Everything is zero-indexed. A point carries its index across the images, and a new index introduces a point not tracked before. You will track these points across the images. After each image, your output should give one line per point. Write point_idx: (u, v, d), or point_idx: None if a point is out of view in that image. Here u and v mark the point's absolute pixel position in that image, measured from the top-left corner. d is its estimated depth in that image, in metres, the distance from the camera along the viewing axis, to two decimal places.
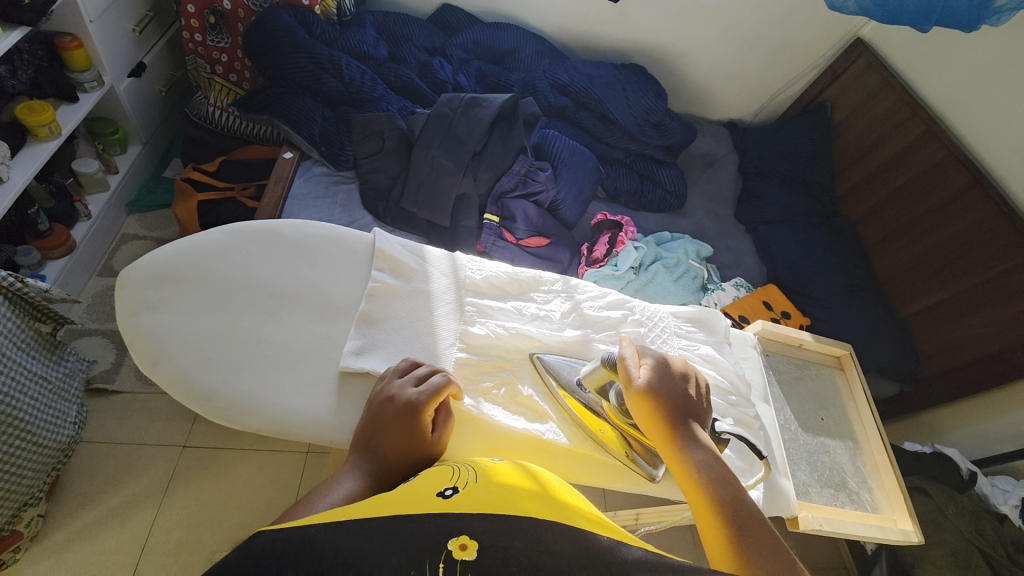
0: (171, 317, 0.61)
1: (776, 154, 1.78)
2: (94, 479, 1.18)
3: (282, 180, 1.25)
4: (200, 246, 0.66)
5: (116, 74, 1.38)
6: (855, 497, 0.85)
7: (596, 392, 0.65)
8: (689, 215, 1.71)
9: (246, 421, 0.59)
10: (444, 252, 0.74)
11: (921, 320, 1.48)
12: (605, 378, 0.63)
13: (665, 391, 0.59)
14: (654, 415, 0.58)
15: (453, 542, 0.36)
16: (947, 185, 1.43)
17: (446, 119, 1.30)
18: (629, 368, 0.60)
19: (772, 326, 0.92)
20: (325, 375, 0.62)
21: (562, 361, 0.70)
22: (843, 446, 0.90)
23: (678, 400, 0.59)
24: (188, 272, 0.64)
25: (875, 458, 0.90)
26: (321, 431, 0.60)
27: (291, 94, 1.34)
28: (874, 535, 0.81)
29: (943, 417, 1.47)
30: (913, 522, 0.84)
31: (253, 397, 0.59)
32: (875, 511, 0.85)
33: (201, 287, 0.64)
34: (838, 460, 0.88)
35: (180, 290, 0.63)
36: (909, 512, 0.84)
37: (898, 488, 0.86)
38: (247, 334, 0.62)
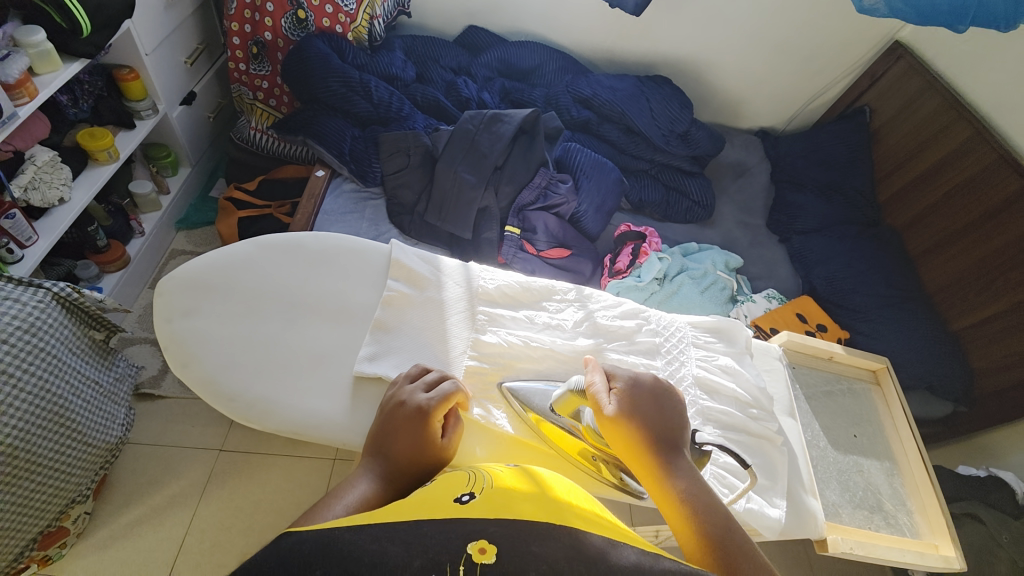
0: (202, 323, 0.66)
1: (810, 161, 1.72)
2: (137, 479, 1.25)
3: (314, 197, 1.32)
4: (231, 257, 0.70)
5: (170, 102, 1.51)
6: (891, 520, 0.80)
7: (569, 417, 0.62)
8: (718, 225, 1.68)
9: (264, 422, 0.62)
10: (459, 262, 0.76)
11: (974, 334, 1.38)
12: (573, 402, 0.61)
13: (640, 411, 0.56)
14: (630, 438, 0.56)
15: (472, 546, 0.35)
16: (999, 190, 1.34)
17: (469, 134, 1.33)
18: (599, 395, 0.58)
19: (799, 337, 0.88)
20: (341, 379, 0.64)
21: (535, 386, 0.66)
22: (879, 466, 0.84)
23: (655, 419, 0.56)
24: (219, 281, 0.68)
25: (915, 479, 0.84)
26: (334, 433, 0.62)
27: (324, 116, 1.41)
28: (911, 561, 0.76)
29: (1002, 439, 1.36)
30: (956, 548, 0.77)
31: (272, 399, 0.62)
32: (914, 536, 0.79)
33: (228, 296, 0.68)
34: (874, 481, 0.83)
35: (211, 298, 0.67)
36: (952, 538, 0.78)
37: (940, 512, 0.80)
38: (269, 340, 0.65)
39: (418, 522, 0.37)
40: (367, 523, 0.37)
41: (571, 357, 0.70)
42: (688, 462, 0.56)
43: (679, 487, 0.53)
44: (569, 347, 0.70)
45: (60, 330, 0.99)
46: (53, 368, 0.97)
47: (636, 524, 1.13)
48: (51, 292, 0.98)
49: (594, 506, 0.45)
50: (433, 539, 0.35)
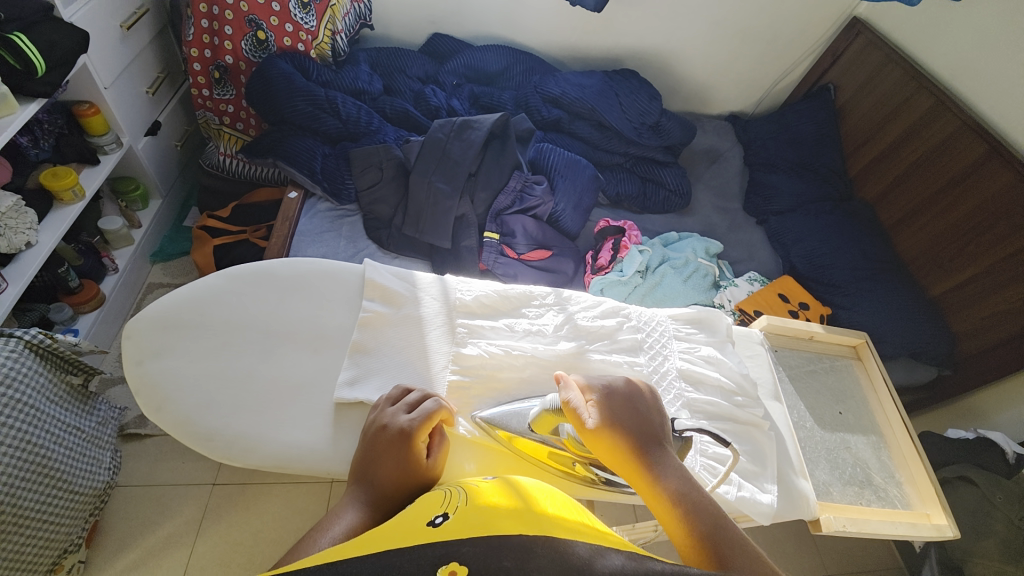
0: (175, 362, 0.64)
1: (780, 142, 1.75)
2: (131, 521, 1.22)
3: (288, 219, 1.30)
4: (200, 292, 0.69)
5: (133, 134, 1.48)
6: (882, 493, 0.81)
7: (550, 433, 0.62)
8: (696, 213, 1.70)
9: (247, 458, 0.61)
10: (434, 275, 0.75)
11: (951, 299, 1.41)
12: (553, 419, 0.61)
13: (620, 417, 0.57)
14: (613, 444, 0.56)
15: (441, 570, 0.35)
16: (964, 156, 1.37)
17: (440, 143, 1.32)
18: (577, 409, 0.58)
19: (778, 320, 0.89)
20: (322, 406, 0.64)
21: (507, 411, 0.65)
22: (866, 441, 0.86)
23: (635, 424, 0.57)
24: (189, 318, 0.67)
25: (902, 450, 0.85)
26: (319, 462, 0.61)
27: (292, 135, 1.39)
28: (905, 533, 0.77)
29: (986, 399, 1.39)
30: (948, 516, 0.79)
31: (252, 434, 0.61)
32: (905, 507, 0.81)
33: (200, 332, 0.66)
34: (862, 456, 0.84)
35: (183, 336, 0.66)
36: (943, 506, 0.79)
37: (929, 481, 0.81)
38: (246, 374, 0.64)
39: (392, 550, 0.37)
40: (341, 560, 0.37)
41: (553, 361, 0.69)
42: (672, 462, 0.56)
43: (669, 488, 0.54)
44: (552, 352, 0.70)
45: (34, 379, 0.96)
46: (31, 418, 0.94)
47: (639, 519, 1.14)
48: (23, 340, 0.96)
49: (577, 512, 0.45)
50: (405, 566, 0.35)
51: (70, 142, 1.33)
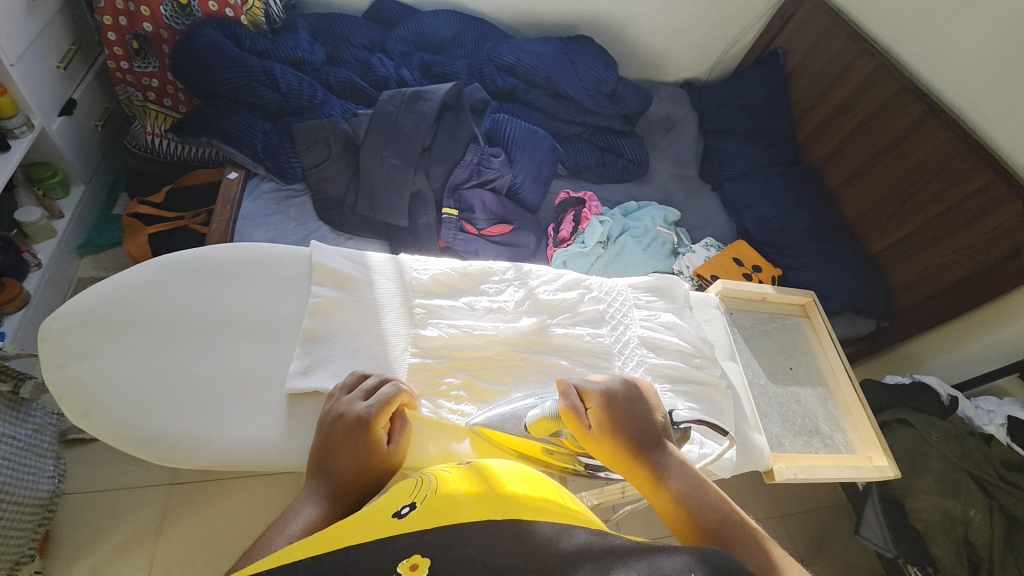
0: (102, 364, 0.59)
1: (734, 108, 1.78)
2: (81, 531, 1.16)
3: (229, 201, 1.21)
4: (126, 285, 0.63)
5: (46, 114, 1.34)
6: (828, 441, 0.87)
7: (548, 434, 0.62)
8: (654, 181, 1.72)
9: (193, 458, 0.57)
10: (387, 255, 0.72)
11: (890, 255, 1.50)
12: (548, 423, 0.60)
13: (620, 421, 0.57)
14: (614, 444, 0.57)
15: (402, 564, 0.34)
16: (903, 118, 1.43)
17: (390, 116, 1.25)
18: (577, 414, 0.58)
19: (733, 283, 0.92)
20: (272, 399, 0.60)
21: (504, 411, 0.63)
22: (814, 393, 0.91)
23: (635, 426, 0.58)
24: (116, 315, 0.61)
25: (846, 399, 0.91)
26: (273, 457, 0.58)
27: (227, 111, 1.28)
28: (849, 475, 0.82)
29: (919, 346, 1.50)
30: (888, 458, 0.84)
31: (197, 433, 0.58)
32: (850, 452, 0.87)
33: (130, 329, 0.61)
34: (811, 408, 0.89)
35: (111, 335, 0.61)
36: (883, 449, 0.85)
37: (870, 427, 0.87)
38: (184, 371, 0.60)
39: (357, 545, 0.36)
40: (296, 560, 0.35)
41: (516, 339, 0.68)
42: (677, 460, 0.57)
43: (673, 486, 0.55)
44: (513, 329, 0.68)
45: None
46: None
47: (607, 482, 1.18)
48: None
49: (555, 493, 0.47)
50: (367, 562, 0.34)
51: None
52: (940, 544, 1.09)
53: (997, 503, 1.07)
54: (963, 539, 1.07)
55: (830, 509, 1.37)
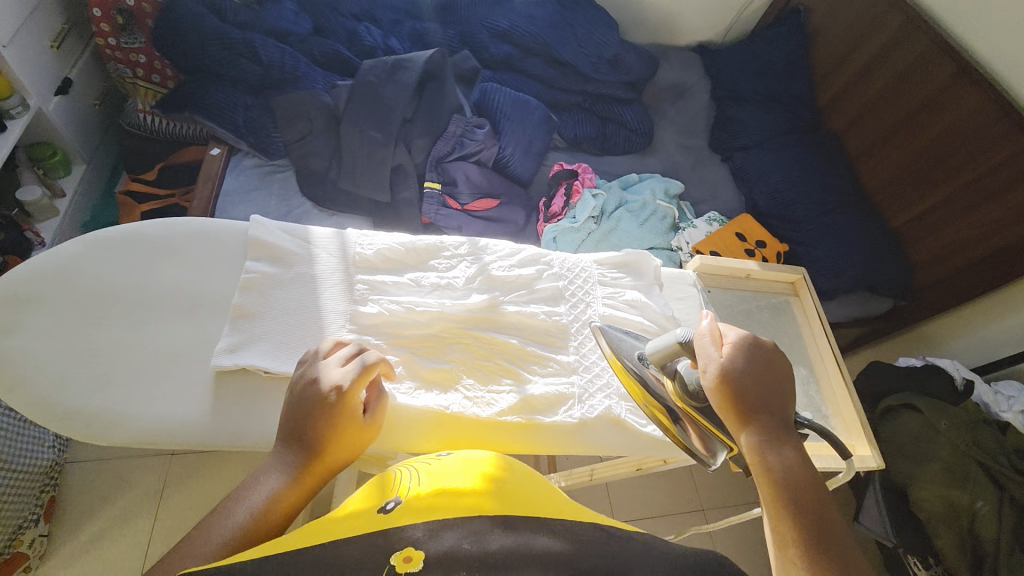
0: (27, 340, 0.58)
1: (748, 73, 1.66)
2: (87, 497, 1.21)
3: (211, 178, 1.20)
4: (54, 261, 0.62)
5: (41, 94, 1.35)
6: (807, 428, 0.80)
7: (658, 368, 0.59)
8: (659, 152, 1.62)
9: (113, 435, 0.57)
10: (332, 230, 0.69)
11: (913, 229, 1.38)
12: (673, 354, 0.58)
13: (751, 376, 0.52)
14: (734, 398, 0.51)
15: (397, 556, 0.38)
16: (931, 78, 1.30)
17: (372, 87, 1.21)
18: (710, 348, 0.54)
19: (712, 259, 0.86)
20: (199, 378, 0.59)
21: (620, 334, 0.66)
22: (795, 375, 0.84)
23: (766, 390, 0.52)
24: (41, 291, 0.60)
25: (830, 382, 0.85)
26: (193, 436, 0.58)
27: (209, 85, 1.27)
28: (826, 467, 0.75)
29: (940, 327, 1.39)
30: (873, 449, 0.79)
31: (120, 410, 0.57)
32: (832, 440, 0.81)
33: (57, 306, 0.60)
34: (790, 391, 0.83)
35: (36, 311, 0.60)
36: (867, 438, 0.80)
37: (855, 414, 0.81)
38: (110, 348, 0.59)
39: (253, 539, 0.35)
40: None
41: (463, 316, 0.65)
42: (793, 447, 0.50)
43: (777, 468, 0.49)
44: (459, 306, 0.65)
45: None
46: None
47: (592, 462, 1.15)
48: None
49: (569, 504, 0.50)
50: None
51: None
52: (944, 535, 1.04)
53: (1008, 496, 1.00)
54: (968, 531, 1.01)
55: None
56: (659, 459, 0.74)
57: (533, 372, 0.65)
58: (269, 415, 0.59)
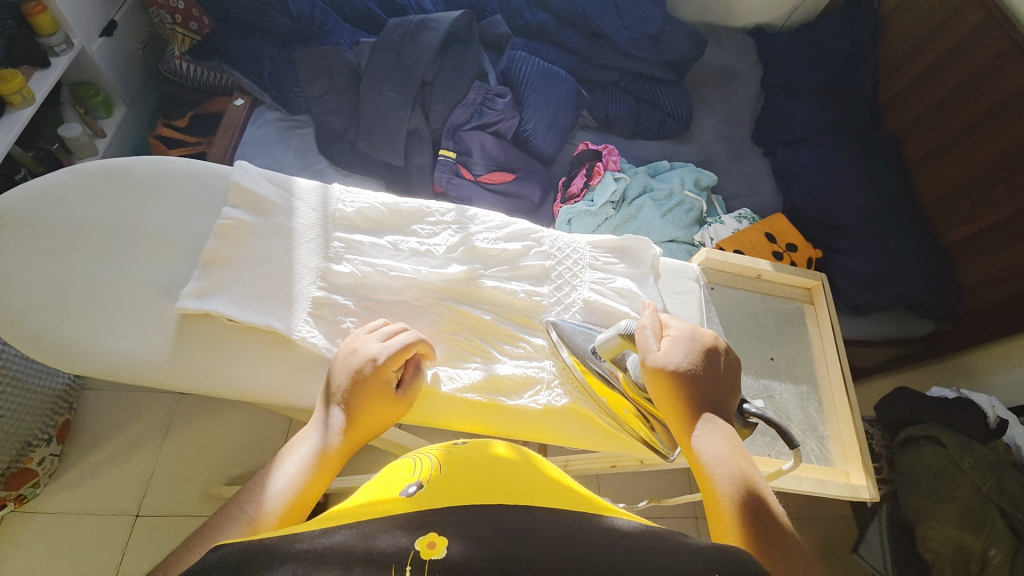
0: (6, 260, 0.60)
1: (805, 61, 1.52)
2: (102, 423, 1.28)
3: (232, 127, 1.22)
4: (42, 189, 0.63)
5: (86, 34, 1.36)
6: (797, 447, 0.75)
7: (611, 362, 0.59)
8: (696, 140, 1.52)
9: (75, 364, 0.58)
10: (316, 184, 0.68)
11: (968, 247, 1.25)
12: (620, 347, 0.58)
13: (689, 367, 0.52)
14: (674, 390, 0.52)
15: (420, 542, 0.34)
16: (1013, 80, 1.15)
17: (394, 46, 1.19)
18: (649, 339, 0.54)
19: (719, 254, 0.80)
20: (163, 317, 0.60)
21: (578, 327, 0.64)
22: (793, 390, 0.78)
23: (704, 381, 0.51)
24: (26, 215, 0.62)
25: (834, 402, 0.78)
26: (152, 374, 0.59)
27: (238, 35, 1.27)
28: (809, 489, 0.70)
29: (985, 358, 1.26)
30: (869, 478, 0.73)
31: (85, 339, 0.58)
32: (824, 464, 0.75)
33: (38, 231, 0.62)
34: (784, 405, 0.77)
35: (18, 235, 0.61)
36: (865, 466, 0.73)
37: (855, 439, 0.75)
38: (83, 277, 0.60)
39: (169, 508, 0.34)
40: None
41: (438, 286, 0.64)
42: (728, 429, 0.50)
43: (710, 453, 0.48)
44: (435, 275, 0.64)
45: None
46: None
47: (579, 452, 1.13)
48: None
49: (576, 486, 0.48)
50: None
51: (23, 44, 1.21)
52: None
53: None
54: None
55: (833, 518, 1.25)
56: (636, 459, 0.74)
57: (503, 351, 0.64)
58: (230, 363, 0.60)
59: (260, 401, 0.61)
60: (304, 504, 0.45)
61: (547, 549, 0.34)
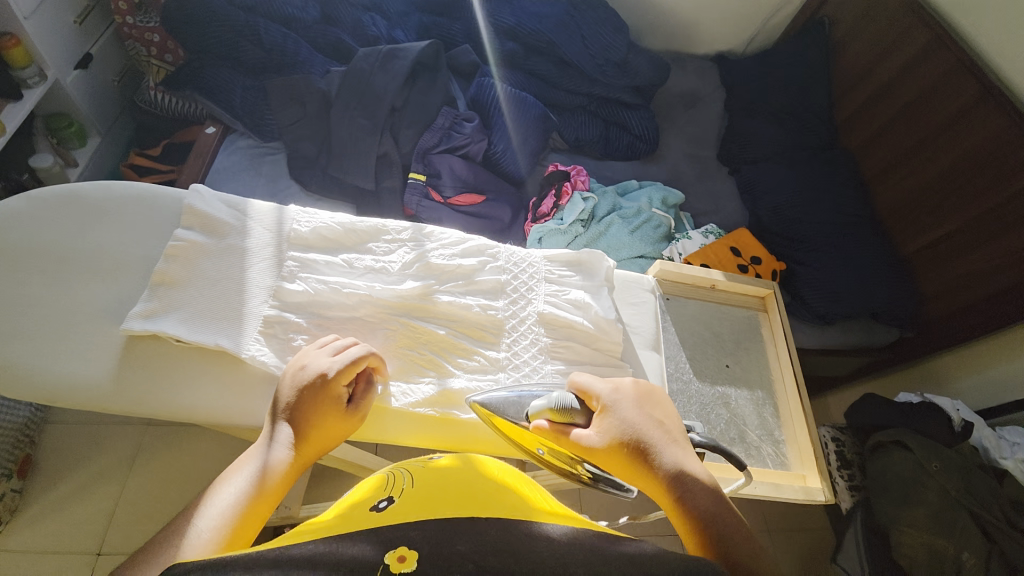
0: None
1: (764, 84, 1.59)
2: (65, 457, 1.24)
3: (202, 154, 1.23)
4: None
5: (60, 67, 1.38)
6: (754, 452, 0.76)
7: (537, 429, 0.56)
8: (663, 160, 1.57)
9: (17, 387, 0.57)
10: (272, 205, 0.70)
11: (924, 257, 1.30)
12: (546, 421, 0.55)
13: (632, 433, 0.50)
14: (628, 462, 0.50)
15: (391, 555, 0.33)
16: (955, 97, 1.21)
17: (363, 74, 1.23)
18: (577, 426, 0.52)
19: (673, 266, 0.83)
20: (110, 338, 0.60)
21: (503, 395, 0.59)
22: (749, 397, 0.79)
23: (651, 436, 0.51)
24: None
25: (789, 407, 0.79)
26: (96, 397, 0.58)
27: (211, 66, 1.30)
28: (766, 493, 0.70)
29: (948, 364, 1.29)
30: (824, 480, 0.73)
31: (26, 362, 0.57)
32: (781, 468, 0.76)
33: None
34: (740, 412, 0.78)
35: None
36: (820, 469, 0.74)
37: (810, 441, 0.75)
38: (27, 300, 0.60)
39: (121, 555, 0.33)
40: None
41: (393, 302, 0.65)
42: (697, 472, 0.49)
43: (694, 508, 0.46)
44: (389, 292, 0.65)
45: None
46: None
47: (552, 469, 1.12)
48: None
49: (538, 495, 0.47)
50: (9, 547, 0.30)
51: None
52: None
53: (997, 549, 0.92)
54: None
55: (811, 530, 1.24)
56: None
57: (457, 365, 0.65)
58: (178, 383, 0.59)
59: (208, 423, 0.60)
60: (250, 530, 0.43)
61: (475, 559, 0.34)
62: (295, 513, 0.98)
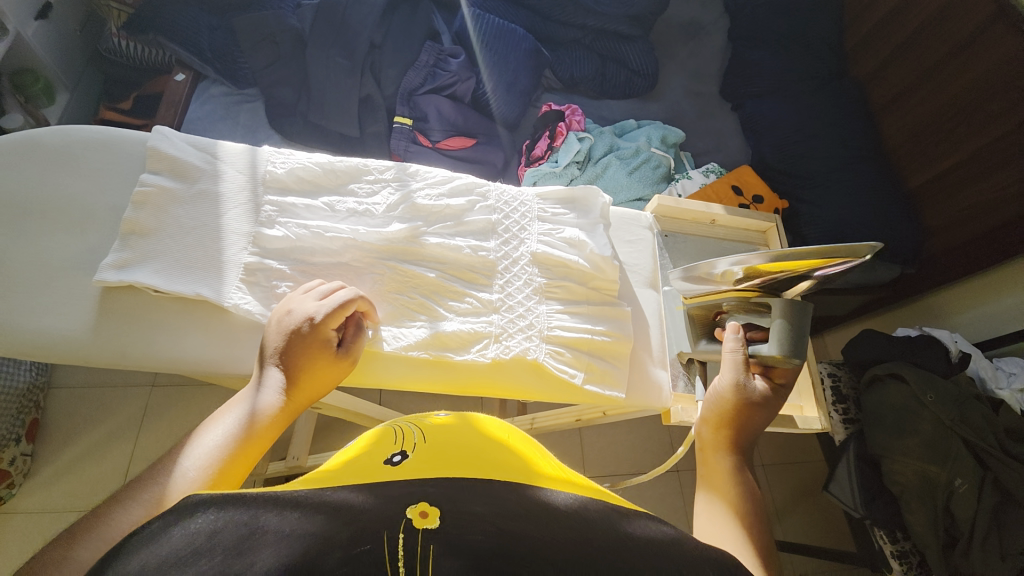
0: None
1: (769, 8, 1.48)
2: (74, 420, 1.26)
3: (174, 104, 1.15)
4: None
5: (18, 16, 1.27)
6: None
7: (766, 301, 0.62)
8: (662, 96, 1.49)
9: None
10: (244, 147, 0.66)
11: (931, 190, 1.25)
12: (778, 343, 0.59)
13: (755, 402, 0.53)
14: (738, 409, 0.52)
15: (413, 509, 0.30)
16: (969, 16, 1.12)
17: (338, 7, 1.16)
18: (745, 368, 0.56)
19: (671, 200, 0.81)
20: (86, 290, 0.58)
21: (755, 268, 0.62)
22: None
23: (757, 416, 0.52)
24: None
25: None
26: (79, 351, 0.57)
27: (174, 5, 1.20)
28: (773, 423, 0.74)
29: (949, 298, 1.27)
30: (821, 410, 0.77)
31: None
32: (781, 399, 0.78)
33: None
34: None
35: None
36: (817, 399, 0.77)
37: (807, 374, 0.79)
38: None
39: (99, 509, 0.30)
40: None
41: (380, 246, 0.63)
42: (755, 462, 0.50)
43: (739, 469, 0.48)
44: (374, 235, 0.63)
45: None
46: None
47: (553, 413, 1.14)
48: None
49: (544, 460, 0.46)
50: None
51: None
52: (915, 509, 0.98)
53: (990, 476, 0.94)
54: (944, 508, 0.96)
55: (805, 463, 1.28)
56: (599, 411, 0.76)
57: (449, 308, 0.64)
58: (164, 335, 0.58)
59: (196, 374, 0.59)
60: (238, 473, 0.42)
61: (462, 500, 0.33)
62: (303, 462, 1.00)
